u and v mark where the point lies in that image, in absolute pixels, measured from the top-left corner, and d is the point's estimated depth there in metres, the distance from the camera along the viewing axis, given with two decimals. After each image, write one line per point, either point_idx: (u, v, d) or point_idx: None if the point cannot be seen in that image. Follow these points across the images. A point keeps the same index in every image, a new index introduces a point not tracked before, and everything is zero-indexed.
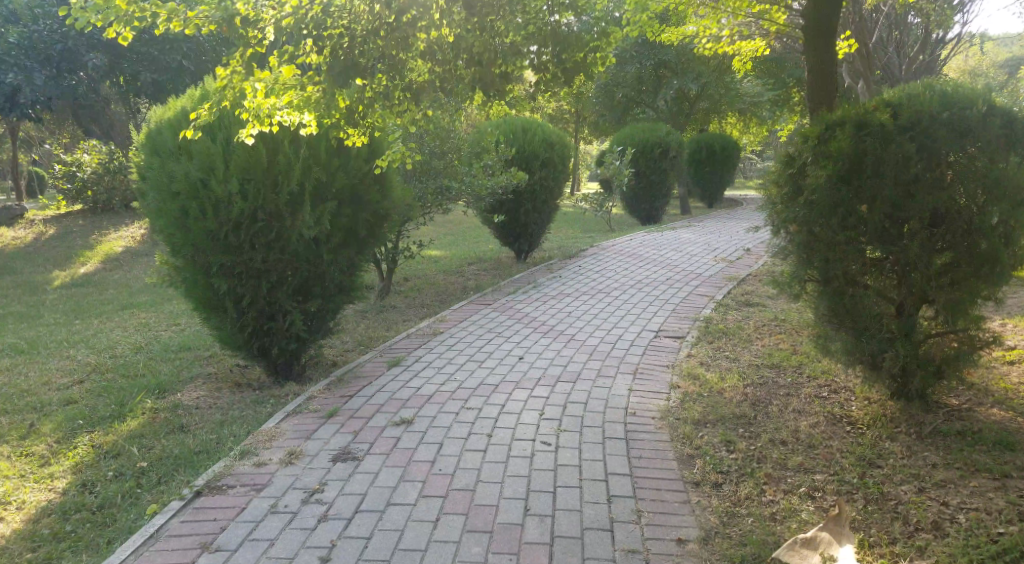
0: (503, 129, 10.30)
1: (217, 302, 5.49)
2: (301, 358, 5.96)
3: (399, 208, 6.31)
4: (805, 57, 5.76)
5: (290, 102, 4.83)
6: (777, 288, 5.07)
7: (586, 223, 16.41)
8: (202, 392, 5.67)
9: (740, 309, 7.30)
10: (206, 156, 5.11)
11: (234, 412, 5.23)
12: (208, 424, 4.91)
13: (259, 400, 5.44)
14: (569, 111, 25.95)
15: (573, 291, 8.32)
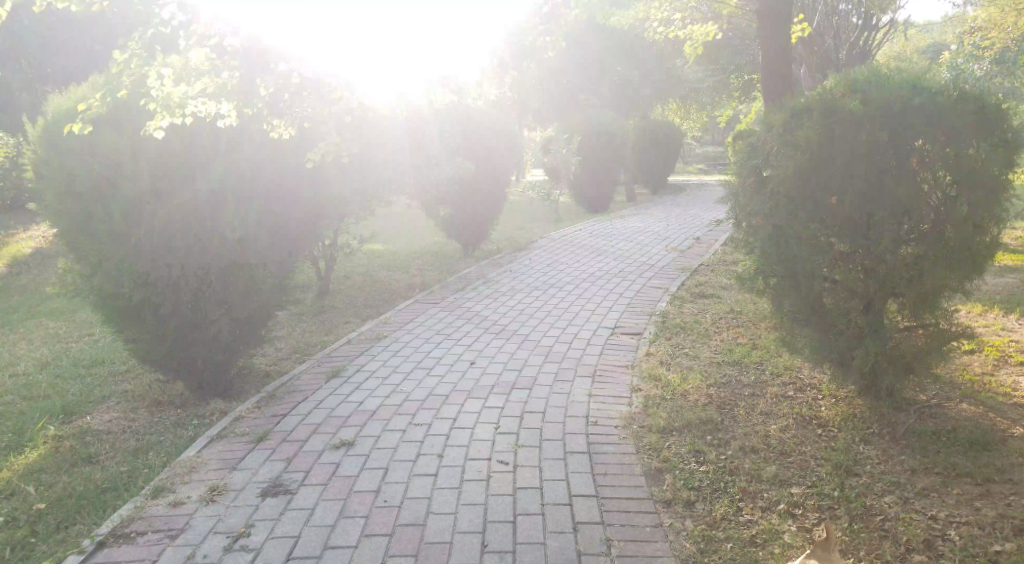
0: (453, 115, 9.78)
1: (130, 314, 5.03)
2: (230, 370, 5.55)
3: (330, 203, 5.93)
4: (762, 44, 5.76)
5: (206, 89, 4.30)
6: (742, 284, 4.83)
7: (531, 213, 16.12)
8: (115, 414, 5.21)
9: (695, 302, 7.10)
10: (113, 153, 4.71)
11: (150, 437, 4.78)
12: (120, 452, 4.49)
13: (180, 423, 5.01)
14: (512, 98, 25.54)
15: (523, 287, 7.99)
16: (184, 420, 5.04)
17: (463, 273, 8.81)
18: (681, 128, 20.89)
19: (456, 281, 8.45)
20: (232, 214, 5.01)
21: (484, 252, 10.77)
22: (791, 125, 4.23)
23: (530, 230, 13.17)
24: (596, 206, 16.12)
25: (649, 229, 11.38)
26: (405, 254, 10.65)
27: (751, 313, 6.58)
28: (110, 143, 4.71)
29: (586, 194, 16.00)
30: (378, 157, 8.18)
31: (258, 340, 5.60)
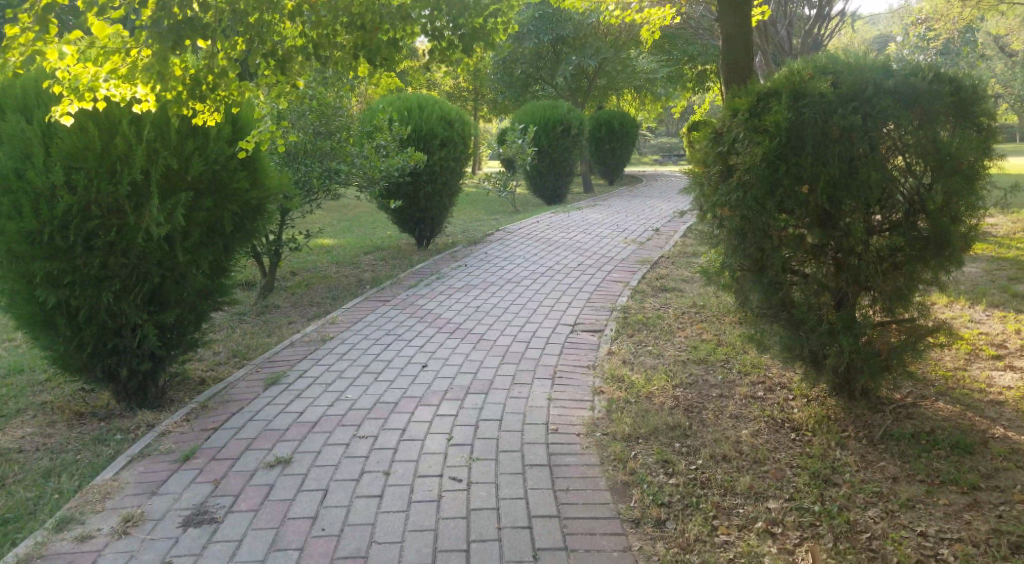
0: (397, 105, 9.55)
1: (43, 318, 4.54)
2: (159, 379, 5.06)
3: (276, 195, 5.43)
4: (721, 25, 5.50)
5: (116, 71, 3.84)
6: (705, 279, 4.52)
7: (489, 205, 15.77)
8: (30, 428, 4.74)
9: (656, 296, 6.82)
10: (20, 142, 4.29)
11: (69, 453, 4.34)
12: (32, 474, 4.07)
13: (101, 436, 4.54)
14: (467, 88, 25.08)
15: (478, 283, 7.63)
16: (107, 434, 4.58)
17: (415, 269, 8.42)
18: (636, 119, 20.69)
19: (408, 277, 8.05)
20: (157, 208, 4.45)
21: (438, 246, 10.38)
22: (754, 108, 3.87)
23: (486, 222, 12.80)
24: (553, 197, 15.82)
25: (607, 221, 11.12)
26: (355, 248, 10.20)
27: (714, 307, 6.33)
28: (16, 132, 4.28)
29: (543, 185, 15.68)
30: (321, 147, 7.71)
31: (190, 344, 5.14)
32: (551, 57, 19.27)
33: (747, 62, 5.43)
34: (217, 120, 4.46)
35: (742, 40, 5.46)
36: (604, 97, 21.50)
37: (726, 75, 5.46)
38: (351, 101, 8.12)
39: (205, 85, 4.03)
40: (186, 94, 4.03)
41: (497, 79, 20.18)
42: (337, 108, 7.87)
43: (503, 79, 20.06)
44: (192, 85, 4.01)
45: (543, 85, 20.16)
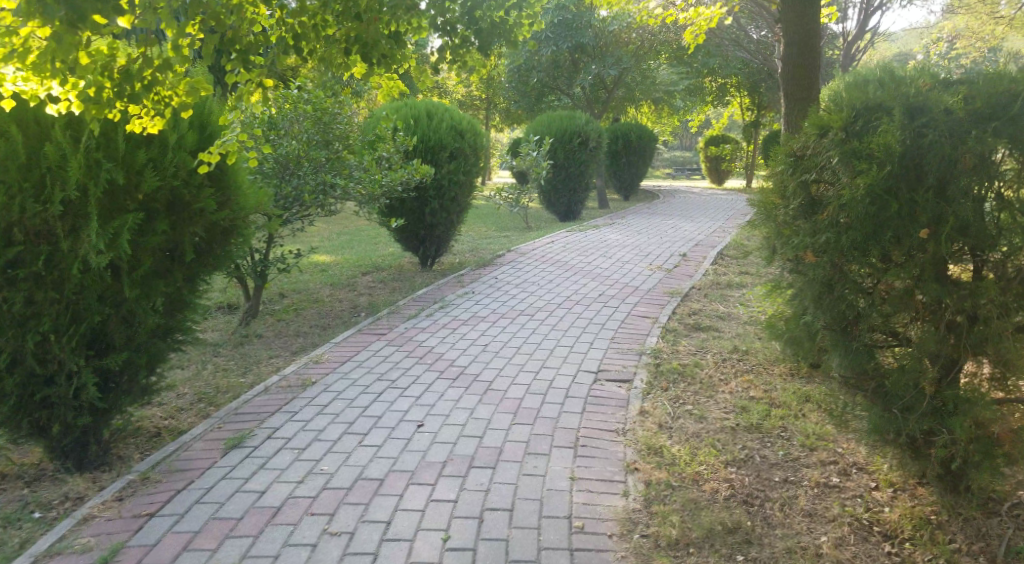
0: (404, 115, 8.76)
1: None
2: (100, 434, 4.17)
3: (252, 215, 4.53)
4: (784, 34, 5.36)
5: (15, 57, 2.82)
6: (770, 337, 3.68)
7: (499, 220, 14.96)
8: None
9: (691, 338, 5.98)
10: None
11: None
12: None
13: (13, 515, 3.67)
14: (479, 96, 24.34)
15: (488, 314, 6.78)
16: (22, 512, 3.71)
17: (419, 294, 7.60)
18: (654, 132, 19.83)
19: (410, 304, 7.22)
20: (95, 230, 3.60)
21: (444, 267, 9.55)
22: (851, 127, 3.05)
23: (496, 240, 11.97)
24: (567, 212, 14.94)
25: (628, 243, 10.29)
26: (353, 268, 9.38)
27: (759, 354, 5.48)
28: None
29: (556, 200, 14.82)
30: (313, 158, 6.92)
31: (143, 391, 4.25)
32: (569, 66, 18.39)
33: (813, 98, 5.31)
34: (160, 128, 3.36)
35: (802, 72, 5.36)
36: (622, 109, 20.63)
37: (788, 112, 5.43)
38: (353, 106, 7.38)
39: (138, 81, 3.06)
40: (111, 91, 3.05)
41: (510, 88, 19.26)
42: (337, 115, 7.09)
43: (518, 88, 19.16)
44: (121, 79, 3.04)
45: (560, 96, 19.28)
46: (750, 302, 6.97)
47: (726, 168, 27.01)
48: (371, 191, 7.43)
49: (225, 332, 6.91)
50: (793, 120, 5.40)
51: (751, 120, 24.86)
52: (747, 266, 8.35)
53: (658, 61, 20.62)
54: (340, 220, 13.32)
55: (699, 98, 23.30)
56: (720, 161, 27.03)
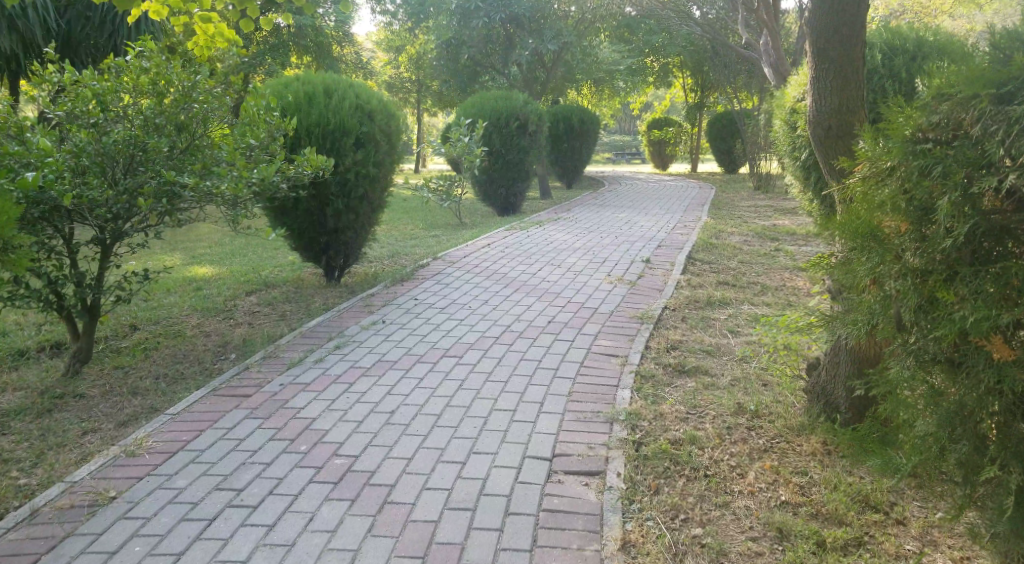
0: (288, 100, 6.89)
1: None
2: None
3: None
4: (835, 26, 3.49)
5: None
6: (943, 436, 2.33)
7: (430, 215, 13.18)
8: None
9: (676, 390, 4.42)
10: None
11: None
12: None
13: None
14: (410, 78, 22.41)
15: (400, 356, 5.07)
16: None
17: (316, 325, 5.85)
18: (596, 114, 18.25)
19: (300, 344, 5.48)
20: None
21: (354, 281, 7.78)
22: None
23: (421, 241, 10.19)
24: (504, 205, 13.28)
25: (577, 245, 8.69)
26: (237, 285, 7.51)
27: (775, 420, 3.98)
28: None
29: (493, 191, 13.14)
30: (151, 145, 5.06)
31: None
32: (504, 40, 16.44)
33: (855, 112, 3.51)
34: None
35: (851, 88, 3.48)
36: (561, 88, 18.90)
37: (819, 150, 3.63)
38: (210, 86, 5.55)
39: None
40: None
41: (438, 67, 17.11)
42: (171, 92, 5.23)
43: (445, 67, 17.02)
44: None
45: (494, 75, 17.31)
46: (738, 329, 5.48)
47: (669, 152, 25.76)
48: (234, 193, 5.43)
49: (35, 389, 4.99)
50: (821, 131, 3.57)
51: (695, 101, 23.58)
52: (725, 278, 6.87)
53: (599, 37, 19.00)
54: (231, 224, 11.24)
55: (642, 78, 21.85)
56: (663, 145, 25.73)
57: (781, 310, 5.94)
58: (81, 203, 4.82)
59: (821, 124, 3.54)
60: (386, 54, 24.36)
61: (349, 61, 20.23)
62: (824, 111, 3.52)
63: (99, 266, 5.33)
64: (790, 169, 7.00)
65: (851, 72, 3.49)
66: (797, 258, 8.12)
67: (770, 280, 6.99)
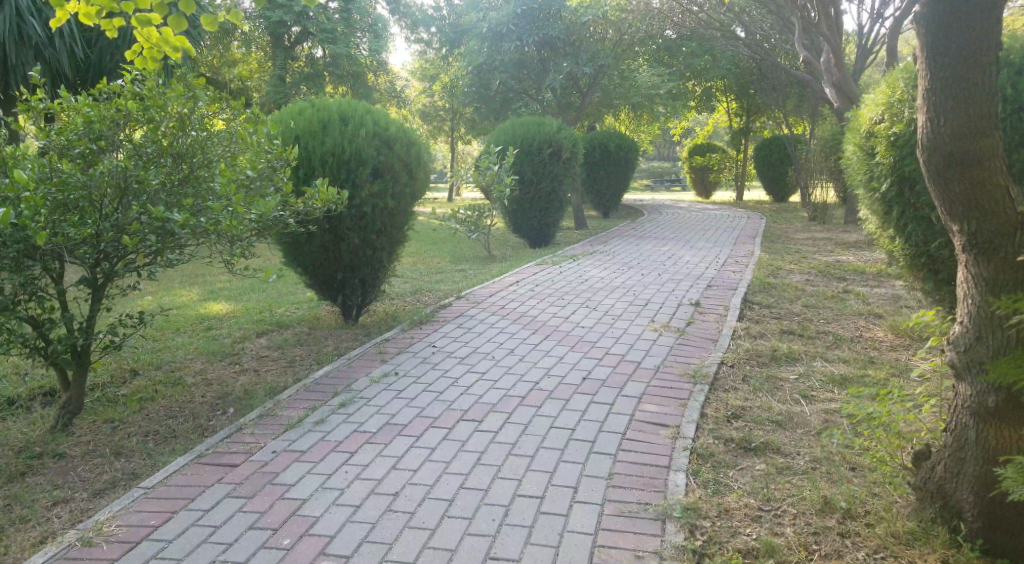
0: (296, 129, 6.28)
1: None
2: None
3: None
4: (959, 28, 2.61)
5: None
6: None
7: (460, 246, 12.53)
8: None
9: (744, 474, 3.72)
10: None
11: None
12: None
13: None
14: (446, 105, 21.90)
15: (412, 417, 4.29)
16: None
17: (315, 377, 5.08)
18: (637, 141, 17.54)
19: (300, 400, 4.65)
20: None
21: (373, 320, 7.13)
22: None
23: (449, 276, 9.52)
24: (539, 236, 12.57)
25: (616, 283, 7.93)
26: (247, 324, 6.84)
27: (873, 525, 3.23)
28: None
29: (528, 222, 12.46)
30: (137, 177, 4.13)
31: None
32: (540, 64, 15.77)
33: (985, 145, 2.64)
34: None
35: (983, 108, 2.62)
36: (598, 115, 18.20)
37: (936, 186, 2.78)
38: (210, 114, 4.65)
39: None
40: None
41: (470, 92, 16.53)
42: (162, 118, 4.29)
43: (477, 93, 16.40)
44: None
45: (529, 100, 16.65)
46: (813, 394, 4.75)
47: (710, 179, 24.92)
48: (230, 230, 4.38)
49: (11, 447, 4.25)
50: (937, 164, 2.72)
51: (739, 128, 22.75)
52: (788, 328, 6.11)
53: (638, 61, 18.29)
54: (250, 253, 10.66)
55: (682, 104, 21.10)
56: (705, 172, 24.91)
57: (861, 370, 5.17)
58: (56, 244, 3.91)
59: (940, 151, 2.69)
60: (419, 81, 23.91)
61: (383, 89, 19.78)
62: (945, 133, 2.66)
63: (88, 308, 4.38)
64: (864, 203, 6.30)
65: (977, 91, 2.62)
66: (867, 302, 7.34)
67: (842, 330, 6.25)
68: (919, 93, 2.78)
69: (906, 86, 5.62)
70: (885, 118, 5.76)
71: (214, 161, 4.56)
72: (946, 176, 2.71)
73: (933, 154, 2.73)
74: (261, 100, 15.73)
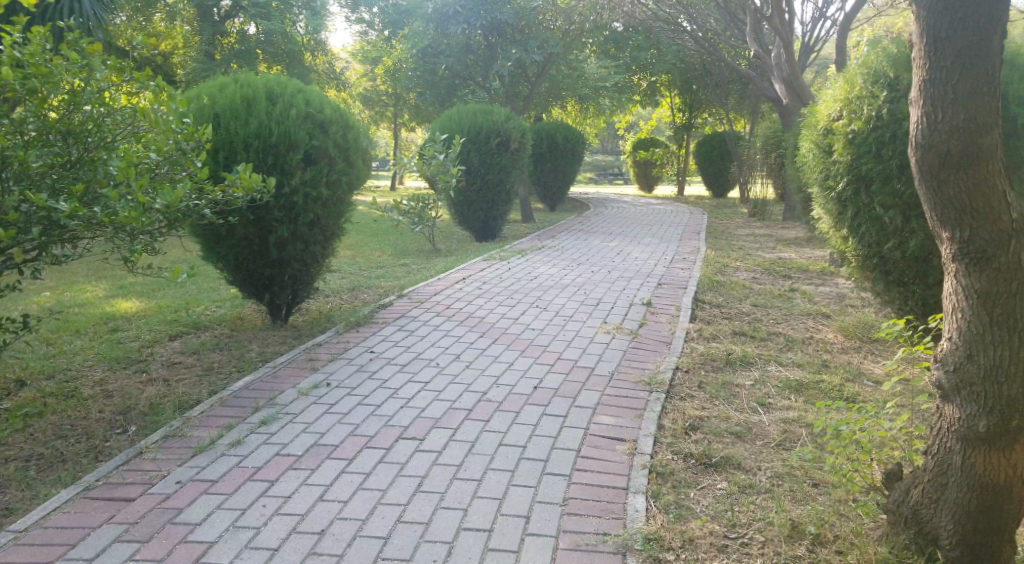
0: (212, 105, 5.76)
1: None
2: None
3: None
4: (959, 20, 2.53)
5: None
6: None
7: (401, 239, 12.08)
8: None
9: (706, 495, 3.46)
10: None
11: None
12: None
13: None
14: (389, 92, 21.29)
15: (344, 437, 3.90)
16: None
17: (235, 391, 4.62)
18: (583, 133, 17.32)
19: (215, 420, 4.21)
20: None
21: (305, 321, 6.68)
22: None
23: (389, 271, 9.09)
24: (483, 229, 12.23)
25: (564, 281, 7.65)
26: (159, 326, 6.30)
27: (843, 553, 2.98)
28: None
29: (472, 215, 12.10)
30: (15, 158, 3.60)
31: None
32: (486, 52, 15.37)
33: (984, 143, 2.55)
34: None
35: (981, 104, 2.55)
36: (545, 106, 17.94)
37: (926, 186, 2.69)
38: (110, 86, 4.09)
39: None
40: None
41: (414, 77, 16.02)
42: (52, 91, 3.73)
43: (424, 79, 15.94)
44: None
45: (475, 89, 16.23)
46: (770, 402, 4.51)
47: (654, 173, 24.93)
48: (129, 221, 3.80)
49: None
50: (932, 162, 2.63)
51: (682, 123, 22.79)
52: (741, 330, 5.92)
53: (586, 52, 18.05)
54: (172, 244, 10.00)
55: (627, 97, 20.98)
56: (648, 166, 24.94)
57: (815, 375, 4.90)
58: None
59: (936, 149, 2.61)
60: (361, 64, 23.18)
61: (321, 71, 19.06)
62: (938, 129, 2.60)
63: None
64: (818, 202, 6.14)
65: (979, 85, 2.54)
66: (813, 301, 7.16)
67: (793, 331, 6.01)
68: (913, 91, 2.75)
69: (865, 83, 5.53)
70: (844, 116, 5.66)
71: (114, 141, 4.08)
72: (938, 176, 2.63)
73: (929, 151, 2.63)
74: (189, 78, 14.88)
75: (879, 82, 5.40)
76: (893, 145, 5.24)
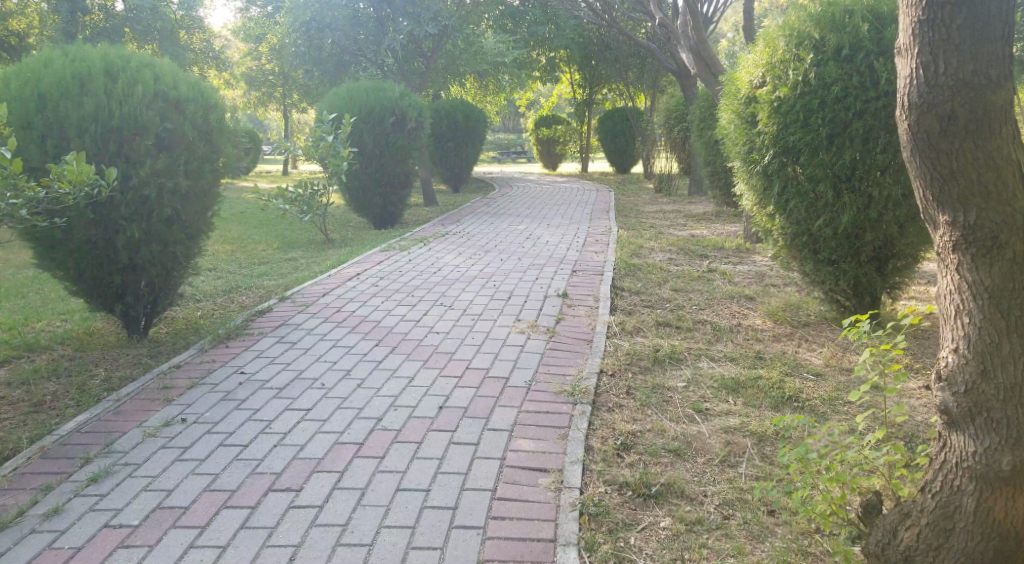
0: (30, 83, 4.69)
1: None
2: None
3: None
4: None
5: None
6: None
7: (290, 230, 11.08)
8: None
9: (648, 541, 2.89)
10: None
11: None
12: None
13: None
14: (274, 70, 19.85)
15: (196, 498, 3.27)
16: None
17: (63, 441, 3.85)
18: (482, 110, 16.57)
19: (23, 487, 3.47)
20: None
21: (170, 333, 5.73)
22: None
23: (275, 267, 8.16)
24: (382, 215, 11.37)
25: (471, 272, 6.97)
26: None
27: None
28: None
29: (368, 200, 11.22)
30: None
31: None
32: (375, 24, 14.34)
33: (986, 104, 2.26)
34: None
35: (985, 58, 2.26)
36: (442, 82, 17.05)
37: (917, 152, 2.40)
38: None
39: None
40: None
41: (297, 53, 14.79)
42: None
43: (311, 57, 14.79)
44: None
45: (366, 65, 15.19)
46: (708, 408, 3.97)
47: (557, 150, 24.49)
48: None
49: None
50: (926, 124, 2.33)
51: (582, 98, 22.36)
52: (664, 320, 5.38)
53: (483, 25, 17.21)
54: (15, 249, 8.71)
55: (527, 72, 20.32)
56: (552, 143, 24.50)
57: (750, 371, 4.38)
58: None
59: (935, 110, 2.31)
60: (242, 41, 21.53)
61: (195, 49, 17.50)
62: (938, 85, 2.29)
63: None
64: (740, 177, 5.64)
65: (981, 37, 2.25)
66: (735, 282, 6.68)
67: (718, 318, 5.49)
68: (901, 43, 2.46)
69: (787, 45, 5.00)
70: (768, 82, 5.12)
71: None
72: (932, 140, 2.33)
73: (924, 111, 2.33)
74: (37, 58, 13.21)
75: (803, 44, 4.88)
76: (822, 112, 4.72)
